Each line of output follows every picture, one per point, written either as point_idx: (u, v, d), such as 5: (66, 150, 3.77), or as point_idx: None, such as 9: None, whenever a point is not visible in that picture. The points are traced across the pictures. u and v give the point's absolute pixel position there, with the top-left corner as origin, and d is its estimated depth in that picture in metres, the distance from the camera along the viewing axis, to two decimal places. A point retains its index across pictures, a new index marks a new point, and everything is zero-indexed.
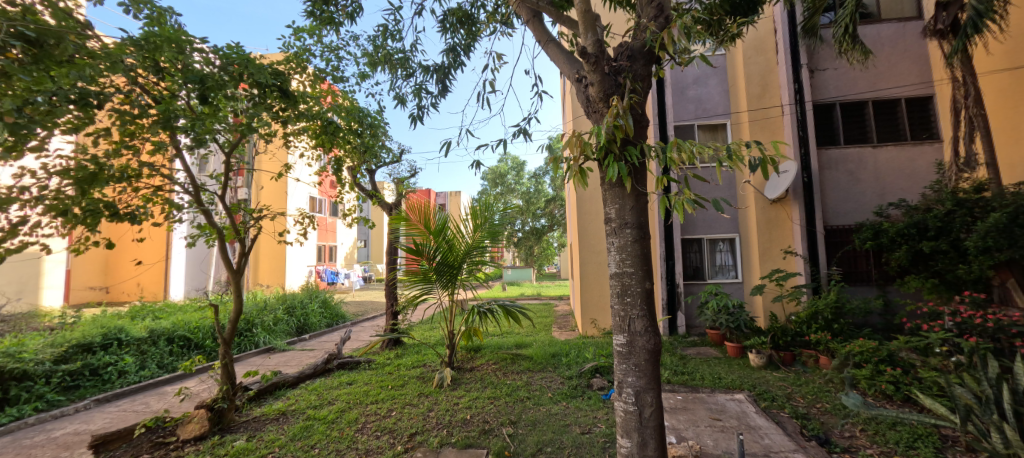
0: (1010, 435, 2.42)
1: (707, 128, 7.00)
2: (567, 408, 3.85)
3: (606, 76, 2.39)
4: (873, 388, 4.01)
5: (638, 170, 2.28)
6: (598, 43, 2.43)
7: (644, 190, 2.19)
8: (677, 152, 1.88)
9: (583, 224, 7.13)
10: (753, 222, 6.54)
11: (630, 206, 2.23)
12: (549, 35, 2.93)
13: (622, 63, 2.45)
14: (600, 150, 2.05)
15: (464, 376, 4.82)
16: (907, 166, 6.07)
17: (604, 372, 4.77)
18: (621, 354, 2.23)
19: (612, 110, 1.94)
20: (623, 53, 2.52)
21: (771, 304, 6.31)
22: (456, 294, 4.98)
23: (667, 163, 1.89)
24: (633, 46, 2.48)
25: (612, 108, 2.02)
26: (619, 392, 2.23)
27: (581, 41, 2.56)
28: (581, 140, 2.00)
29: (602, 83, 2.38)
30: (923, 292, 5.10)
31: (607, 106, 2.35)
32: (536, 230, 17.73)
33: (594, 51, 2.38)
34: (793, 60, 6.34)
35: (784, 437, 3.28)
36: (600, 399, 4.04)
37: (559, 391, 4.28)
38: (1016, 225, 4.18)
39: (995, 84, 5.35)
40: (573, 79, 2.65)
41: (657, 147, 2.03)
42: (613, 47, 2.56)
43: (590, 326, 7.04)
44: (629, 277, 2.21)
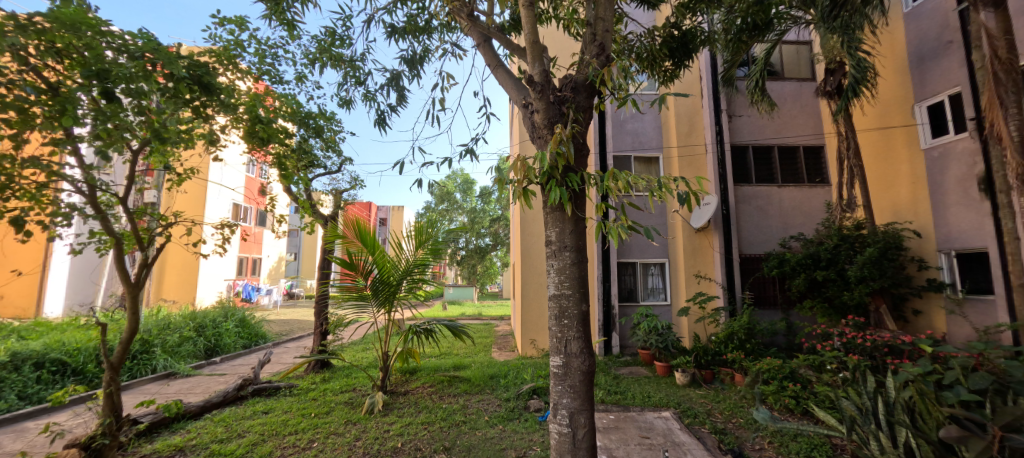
0: (883, 442, 2.79)
1: (641, 160, 7.51)
2: (502, 432, 3.80)
3: (549, 105, 2.53)
4: (778, 402, 4.51)
5: (577, 196, 2.39)
6: (545, 73, 2.56)
7: (583, 215, 2.29)
8: (613, 182, 1.99)
9: (525, 245, 7.23)
10: (681, 248, 7.10)
11: (569, 230, 2.32)
12: (499, 61, 3.01)
13: (566, 94, 2.56)
14: (543, 174, 2.10)
15: (397, 401, 4.57)
16: (804, 205, 7.02)
17: (542, 393, 4.79)
18: (557, 376, 2.26)
19: (555, 137, 2.03)
20: (568, 84, 2.63)
21: (695, 325, 6.85)
22: (393, 314, 4.78)
23: (604, 192, 2.00)
24: (577, 79, 2.60)
25: (556, 134, 2.12)
26: (553, 414, 2.25)
27: (527, 68, 2.66)
28: (526, 164, 2.05)
29: (546, 111, 2.51)
30: (817, 316, 5.83)
31: (551, 132, 2.45)
32: (479, 249, 17.58)
33: (540, 81, 2.55)
34: (715, 105, 7.11)
35: (704, 452, 3.51)
36: (537, 421, 4.03)
37: (495, 414, 4.22)
38: (884, 260, 5.23)
39: (870, 140, 6.51)
40: (519, 105, 2.76)
41: (596, 175, 2.13)
42: (558, 78, 2.67)
43: (529, 347, 7.08)
44: (567, 299, 2.27)
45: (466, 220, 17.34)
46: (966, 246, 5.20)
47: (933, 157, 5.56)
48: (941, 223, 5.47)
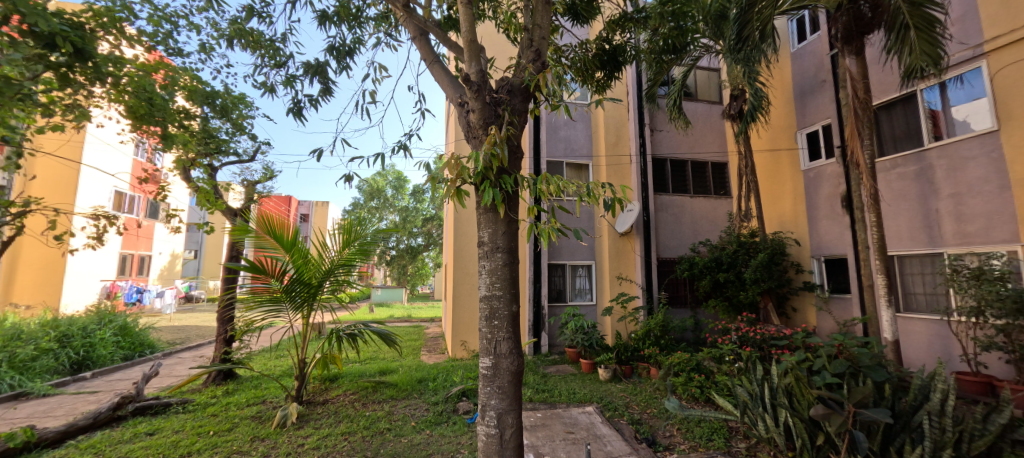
0: (769, 422, 3.21)
1: (573, 166, 7.80)
2: (430, 437, 3.69)
3: (486, 105, 2.19)
4: (686, 392, 4.96)
5: (511, 198, 2.09)
6: (481, 72, 2.25)
7: (516, 218, 2.01)
8: (546, 186, 1.92)
9: (458, 246, 7.12)
10: (606, 251, 7.50)
11: (503, 231, 2.01)
12: (434, 56, 2.65)
13: (502, 96, 2.27)
14: (476, 175, 1.87)
15: (314, 412, 4.21)
16: (710, 214, 7.86)
17: (471, 395, 4.74)
18: (485, 377, 1.94)
19: (490, 138, 1.79)
20: (504, 87, 2.35)
21: (617, 324, 7.29)
22: (310, 318, 4.34)
23: (537, 195, 1.93)
24: (513, 82, 2.32)
25: (489, 134, 1.87)
26: (480, 416, 1.94)
27: (463, 68, 2.30)
28: (460, 163, 1.79)
29: (482, 111, 2.17)
30: (720, 313, 6.56)
31: (487, 133, 2.13)
32: (410, 249, 17.02)
33: (477, 79, 2.21)
34: (640, 119, 7.69)
35: (623, 442, 3.74)
36: (465, 424, 3.97)
37: (423, 418, 4.09)
38: (770, 265, 6.15)
39: (763, 160, 7.49)
40: (452, 104, 2.37)
41: (528, 178, 2.03)
42: (494, 80, 2.39)
43: (460, 348, 6.99)
44: (498, 300, 1.95)
45: (398, 219, 16.57)
46: (831, 253, 6.20)
47: (810, 177, 6.57)
48: (814, 234, 6.47)
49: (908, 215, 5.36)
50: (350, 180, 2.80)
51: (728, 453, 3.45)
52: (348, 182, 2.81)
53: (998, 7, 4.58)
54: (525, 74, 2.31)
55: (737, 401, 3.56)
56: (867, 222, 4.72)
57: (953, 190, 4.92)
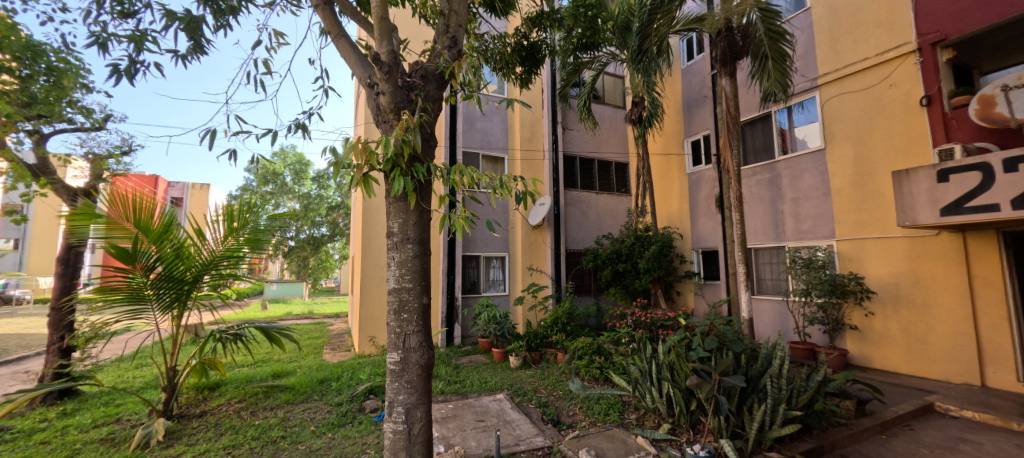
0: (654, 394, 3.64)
1: (489, 159, 7.81)
2: (331, 440, 3.48)
3: (398, 89, 2.09)
4: (588, 373, 5.35)
5: (423, 187, 2.04)
6: (393, 53, 2.13)
7: (428, 208, 1.96)
8: (459, 177, 1.89)
9: (366, 236, 6.75)
10: (519, 243, 7.74)
11: (414, 222, 1.95)
12: (341, 30, 2.43)
13: (415, 81, 2.20)
14: (386, 162, 1.79)
15: (188, 426, 3.69)
16: (613, 209, 8.57)
17: (379, 392, 4.58)
18: (392, 372, 1.89)
19: (401, 122, 1.72)
20: (417, 72, 2.27)
21: (527, 312, 7.59)
22: (181, 318, 3.68)
23: (448, 185, 1.89)
24: (427, 67, 2.25)
25: (402, 120, 1.80)
26: (387, 413, 1.88)
27: (373, 47, 2.20)
28: (368, 147, 1.70)
29: (393, 95, 2.07)
30: (619, 299, 7.22)
31: (398, 118, 2.04)
32: (313, 239, 15.67)
33: (388, 61, 2.09)
34: (553, 117, 8.04)
35: (530, 425, 3.93)
36: (372, 422, 3.82)
37: (324, 421, 3.84)
38: (660, 256, 6.89)
39: (657, 163, 8.34)
40: (361, 85, 2.21)
41: (442, 168, 2.00)
42: (407, 63, 2.29)
43: (367, 344, 6.66)
44: (407, 293, 1.91)
45: (298, 206, 14.99)
46: (707, 246, 7.18)
47: (693, 179, 7.50)
48: (695, 229, 7.42)
49: (763, 214, 6.43)
50: (234, 156, 2.45)
51: (622, 425, 3.80)
52: (231, 158, 2.44)
53: (829, 49, 5.65)
54: (440, 59, 2.26)
55: (630, 378, 3.97)
56: (734, 219, 5.56)
57: (794, 195, 6.02)
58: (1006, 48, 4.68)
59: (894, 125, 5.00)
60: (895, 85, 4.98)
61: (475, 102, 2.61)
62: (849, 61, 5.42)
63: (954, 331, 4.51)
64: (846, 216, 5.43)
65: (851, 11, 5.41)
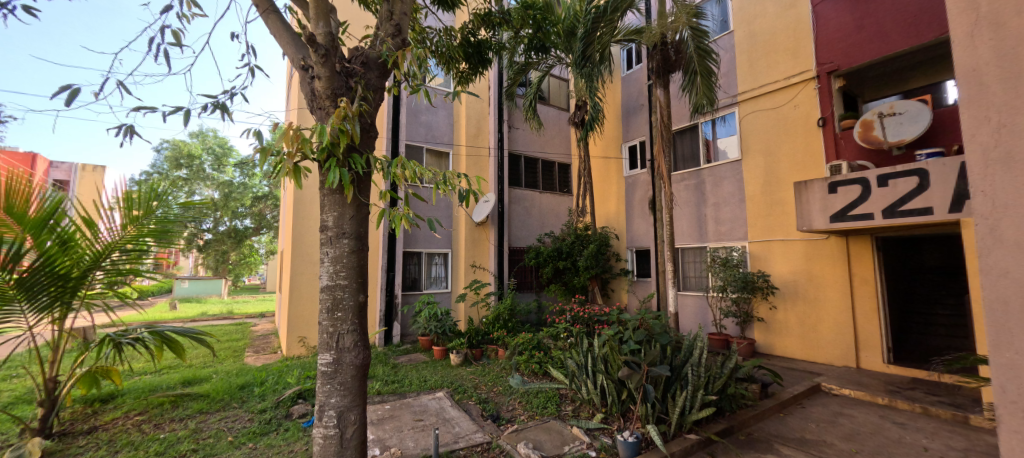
0: (590, 387, 3.80)
1: (434, 153, 7.63)
2: (253, 450, 3.22)
3: (336, 74, 1.96)
4: (528, 368, 5.44)
5: (361, 180, 1.94)
6: (330, 36, 2.00)
7: (367, 202, 1.87)
8: (400, 170, 1.82)
9: (297, 230, 6.31)
10: (462, 240, 7.67)
11: (351, 216, 1.86)
12: (272, 4, 2.22)
13: (355, 67, 2.08)
14: (322, 151, 1.68)
15: (73, 445, 3.20)
16: (555, 208, 8.79)
17: (308, 396, 4.30)
18: (323, 374, 1.78)
19: (339, 110, 1.62)
20: (357, 58, 2.15)
21: (469, 310, 7.55)
22: (67, 321, 3.20)
23: (389, 179, 1.81)
24: (368, 53, 2.14)
25: (339, 107, 1.70)
26: (317, 418, 1.77)
27: (308, 27, 2.04)
28: (301, 134, 1.58)
29: (330, 80, 1.94)
30: (559, 295, 7.43)
31: (335, 105, 1.92)
32: (234, 232, 14.31)
33: (325, 42, 1.93)
34: (499, 115, 8.06)
35: (469, 422, 3.92)
36: (299, 429, 3.59)
37: (243, 431, 3.53)
38: (598, 254, 7.20)
39: (597, 165, 8.68)
40: (294, 66, 2.05)
41: (383, 161, 1.91)
42: (346, 48, 2.16)
43: (296, 345, 6.24)
44: (341, 290, 1.81)
45: (218, 195, 13.63)
46: (641, 245, 7.62)
47: (630, 182, 7.92)
48: (630, 229, 7.84)
49: (689, 217, 6.96)
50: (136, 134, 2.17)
51: (559, 416, 3.92)
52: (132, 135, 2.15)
53: (747, 69, 6.24)
54: (382, 47, 2.17)
55: (567, 371, 4.10)
56: (664, 221, 5.95)
57: (716, 200, 6.58)
58: (885, 80, 5.47)
59: (796, 141, 5.64)
60: (798, 106, 5.62)
61: (420, 96, 2.53)
62: (763, 81, 6.02)
63: (838, 322, 5.21)
64: (757, 220, 6.04)
65: (765, 37, 6.00)
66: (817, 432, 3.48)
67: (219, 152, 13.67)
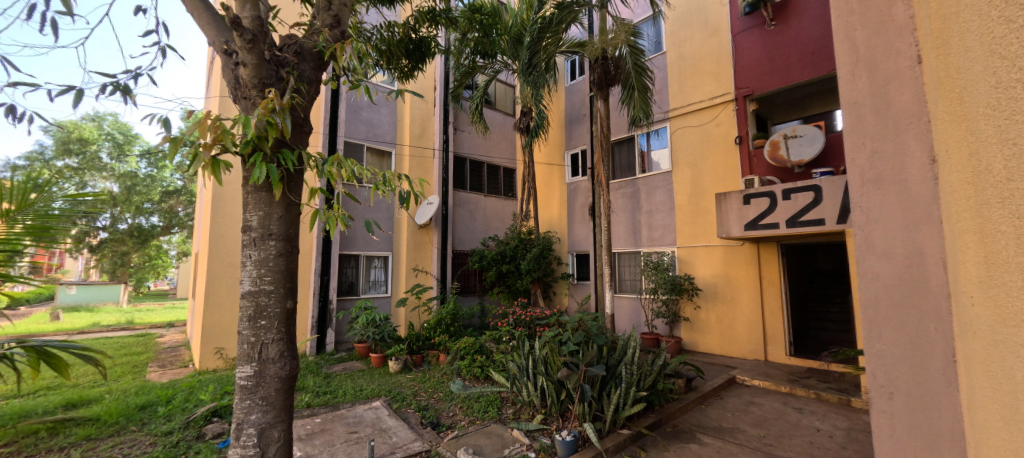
0: (530, 390, 3.84)
1: (375, 152, 7.33)
2: None
3: (264, 63, 1.82)
4: (470, 372, 5.38)
5: (292, 177, 1.80)
6: (259, 21, 1.85)
7: (296, 201, 1.74)
8: (335, 168, 1.72)
9: (216, 230, 5.75)
10: (404, 242, 7.45)
11: (278, 215, 1.72)
12: None
13: (287, 57, 1.94)
14: (245, 144, 1.54)
15: None
16: (499, 212, 8.84)
17: (224, 413, 3.91)
18: (243, 389, 1.63)
19: (265, 101, 1.51)
20: (290, 47, 2.01)
21: (410, 314, 7.34)
22: None
23: (322, 178, 1.71)
24: (302, 44, 2.01)
25: (267, 98, 1.57)
26: (234, 437, 1.61)
27: (234, 9, 1.87)
28: (221, 125, 1.44)
29: (257, 68, 1.78)
30: (502, 298, 7.47)
31: (262, 96, 1.78)
32: (138, 231, 12.65)
33: (252, 27, 1.78)
34: (445, 116, 7.96)
35: (407, 431, 3.80)
36: (213, 450, 3.25)
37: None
38: (540, 258, 7.35)
39: (541, 171, 8.86)
40: (215, 50, 1.87)
41: (316, 157, 1.79)
42: (277, 35, 2.01)
43: (213, 356, 5.66)
44: (266, 296, 1.67)
45: (119, 189, 12.03)
46: (581, 250, 7.89)
47: (572, 189, 8.19)
48: (571, 234, 8.10)
49: (625, 223, 7.34)
50: (13, 114, 1.85)
51: (500, 420, 3.93)
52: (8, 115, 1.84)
53: (677, 88, 6.73)
54: (318, 38, 2.05)
55: (509, 375, 4.11)
56: (603, 226, 6.21)
57: (649, 208, 7.01)
58: (789, 106, 6.18)
59: (719, 156, 6.16)
60: (721, 124, 6.16)
61: (360, 92, 2.42)
62: (691, 99, 6.52)
63: (751, 320, 5.75)
64: (684, 227, 6.51)
65: (694, 59, 6.53)
66: (732, 421, 3.80)
67: (121, 140, 12.01)
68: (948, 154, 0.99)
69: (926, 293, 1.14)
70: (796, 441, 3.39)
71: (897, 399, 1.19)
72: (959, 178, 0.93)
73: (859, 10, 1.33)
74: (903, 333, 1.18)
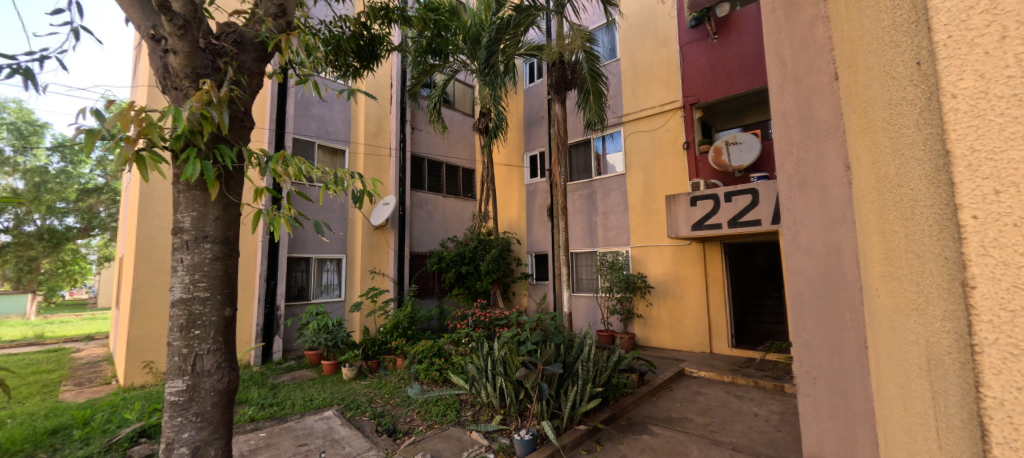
0: (488, 391, 3.83)
1: (327, 150, 7.01)
2: None
3: (199, 51, 1.68)
4: (428, 376, 5.29)
5: (231, 175, 1.69)
6: (192, 6, 1.71)
7: (235, 200, 1.63)
8: (279, 166, 1.63)
9: (143, 232, 5.26)
10: (358, 244, 7.19)
11: (214, 216, 1.60)
12: None
13: (225, 46, 1.81)
14: (175, 139, 1.43)
15: None
16: (458, 213, 8.76)
17: (154, 433, 3.58)
18: (173, 405, 1.50)
19: (198, 92, 1.40)
20: (229, 35, 1.88)
21: (365, 319, 7.11)
22: None
23: (266, 176, 1.61)
24: (243, 33, 1.89)
25: (201, 90, 1.46)
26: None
27: None
28: (147, 118, 1.32)
29: (189, 56, 1.65)
30: (461, 300, 7.40)
31: (196, 87, 1.65)
32: (50, 232, 11.31)
33: (184, 12, 1.65)
34: (401, 114, 7.77)
35: (362, 440, 3.67)
36: None
37: None
38: (499, 259, 7.37)
39: (500, 172, 8.89)
40: (141, 34, 1.71)
41: (258, 154, 1.69)
42: (215, 23, 1.88)
43: (142, 371, 5.18)
44: (199, 304, 1.55)
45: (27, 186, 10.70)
46: (539, 250, 8.00)
47: (530, 190, 8.28)
48: (530, 235, 8.18)
49: (581, 224, 7.52)
50: None
51: (459, 423, 3.88)
52: None
53: (630, 94, 6.99)
54: (261, 27, 1.93)
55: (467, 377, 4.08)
56: (560, 227, 6.32)
57: (605, 209, 7.23)
58: (731, 114, 6.62)
59: (668, 160, 6.47)
60: (670, 129, 6.47)
61: (309, 86, 2.31)
62: (643, 105, 6.80)
63: (698, 315, 6.08)
64: (637, 228, 6.77)
65: (645, 67, 6.82)
66: (680, 411, 4.00)
67: (26, 131, 10.62)
68: (857, 156, 1.09)
69: (842, 287, 1.26)
70: (737, 426, 3.62)
71: (820, 384, 1.30)
72: (862, 179, 1.04)
73: (786, 29, 1.44)
74: (824, 323, 1.30)
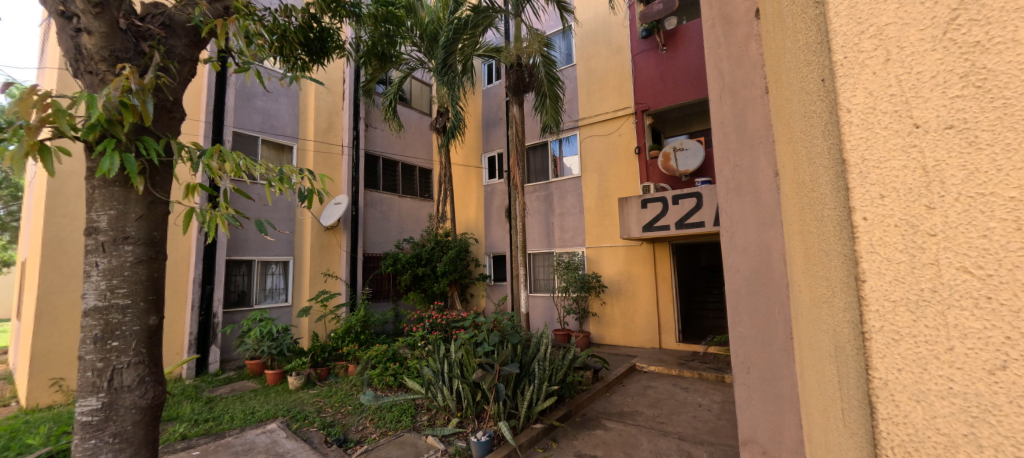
0: (444, 394, 3.77)
1: (272, 145, 6.60)
2: None
3: (118, 32, 1.52)
4: (381, 381, 5.12)
5: (156, 171, 1.54)
6: None
7: (159, 197, 1.49)
8: (214, 161, 1.51)
9: (50, 235, 4.68)
10: (307, 246, 6.84)
11: (136, 216, 1.46)
12: None
13: (151, 29, 1.66)
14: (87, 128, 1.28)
15: None
16: (414, 214, 8.58)
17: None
18: (84, 426, 1.35)
19: (117, 77, 1.27)
20: (156, 17, 1.72)
21: (314, 324, 6.77)
22: None
23: (198, 172, 1.48)
24: (173, 15, 1.73)
25: (120, 75, 1.33)
26: None
27: None
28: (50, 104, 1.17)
29: (106, 37, 1.49)
30: (417, 302, 7.25)
31: (115, 72, 1.50)
32: None
33: None
34: (354, 111, 7.49)
35: (309, 452, 3.48)
36: None
37: None
38: (456, 260, 7.30)
39: (458, 173, 8.81)
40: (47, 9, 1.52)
41: (189, 148, 1.55)
42: (140, 2, 1.71)
43: (49, 390, 4.61)
44: (117, 312, 1.40)
45: None
46: (497, 251, 8.01)
47: (488, 191, 8.28)
48: (487, 236, 8.17)
49: (538, 225, 7.62)
50: None
51: (414, 429, 3.79)
52: None
53: (586, 98, 7.18)
54: (194, 11, 1.78)
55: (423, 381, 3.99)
56: (518, 228, 6.36)
57: (561, 210, 7.37)
58: (678, 121, 6.98)
59: (621, 163, 6.72)
60: (623, 134, 6.71)
61: (250, 76, 2.16)
62: (598, 110, 7.01)
63: (648, 313, 6.35)
64: (592, 229, 6.96)
65: (600, 73, 7.03)
66: (632, 405, 4.16)
67: None
68: (782, 162, 1.18)
69: (772, 283, 1.36)
70: (683, 417, 3.82)
71: (753, 373, 1.39)
72: (787, 182, 1.13)
73: (724, 44, 1.54)
74: (757, 317, 1.39)
